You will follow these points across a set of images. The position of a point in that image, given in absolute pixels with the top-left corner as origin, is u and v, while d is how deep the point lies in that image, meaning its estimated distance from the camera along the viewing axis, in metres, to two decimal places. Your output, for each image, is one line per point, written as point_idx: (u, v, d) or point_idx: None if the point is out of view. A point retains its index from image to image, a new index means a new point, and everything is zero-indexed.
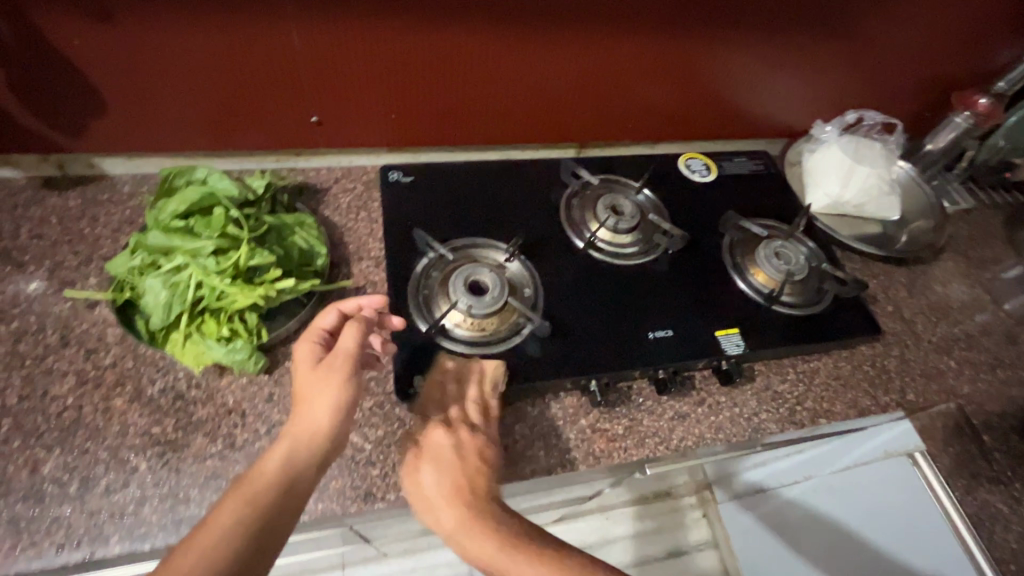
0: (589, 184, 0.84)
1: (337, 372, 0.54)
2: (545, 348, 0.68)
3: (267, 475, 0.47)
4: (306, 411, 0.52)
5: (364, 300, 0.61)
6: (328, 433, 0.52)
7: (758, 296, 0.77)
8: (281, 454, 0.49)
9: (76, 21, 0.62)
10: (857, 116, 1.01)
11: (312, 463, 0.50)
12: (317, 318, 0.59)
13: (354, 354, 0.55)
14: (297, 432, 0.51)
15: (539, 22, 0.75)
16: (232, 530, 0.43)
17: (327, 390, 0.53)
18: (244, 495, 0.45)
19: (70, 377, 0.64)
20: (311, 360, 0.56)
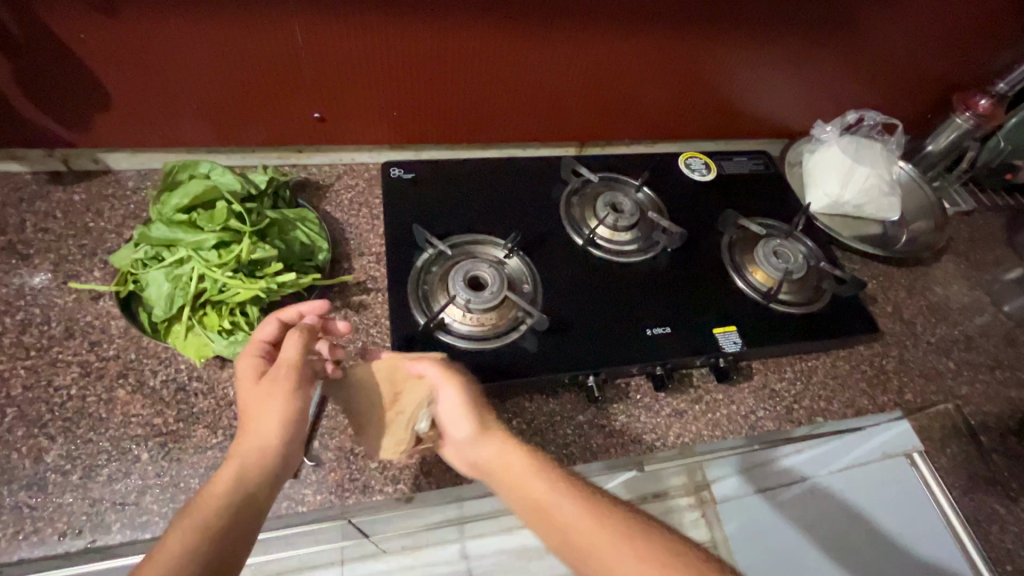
0: (589, 182, 0.84)
1: (280, 383, 0.53)
2: (543, 344, 0.69)
3: (213, 497, 0.46)
4: (251, 427, 0.51)
5: (303, 306, 0.62)
6: (278, 448, 0.51)
7: (756, 295, 0.77)
8: (229, 476, 0.48)
9: (82, 15, 0.63)
10: (858, 116, 1.00)
11: (264, 478, 0.49)
12: (256, 331, 0.59)
13: (298, 362, 0.55)
14: (245, 450, 0.50)
15: (539, 21, 0.75)
16: (186, 553, 0.42)
17: (273, 403, 0.52)
18: (191, 521, 0.44)
19: (74, 368, 0.65)
20: (254, 375, 0.55)
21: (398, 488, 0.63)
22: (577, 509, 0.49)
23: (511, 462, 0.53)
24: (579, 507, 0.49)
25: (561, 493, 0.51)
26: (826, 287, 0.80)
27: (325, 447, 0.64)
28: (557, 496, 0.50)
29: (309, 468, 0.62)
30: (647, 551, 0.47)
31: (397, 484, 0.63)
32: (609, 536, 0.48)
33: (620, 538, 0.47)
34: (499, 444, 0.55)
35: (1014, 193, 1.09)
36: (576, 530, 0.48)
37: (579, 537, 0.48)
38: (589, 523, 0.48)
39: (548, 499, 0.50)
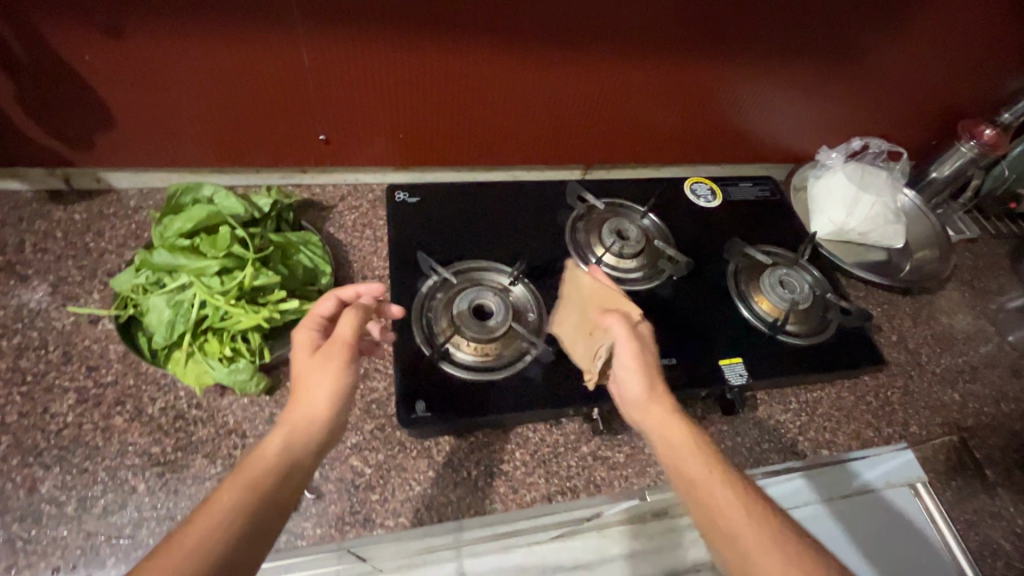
0: (595, 208, 0.84)
1: (334, 359, 0.54)
2: (548, 375, 0.68)
3: (264, 460, 0.48)
4: (303, 398, 0.52)
5: (363, 287, 0.61)
6: (326, 418, 0.52)
7: (763, 325, 0.77)
8: (279, 443, 0.49)
9: (87, 37, 0.62)
10: (863, 143, 1.00)
11: (308, 450, 0.50)
12: (314, 306, 0.59)
13: (353, 342, 0.56)
14: (295, 420, 0.51)
15: (548, 46, 0.75)
16: (234, 511, 0.43)
17: (325, 378, 0.53)
18: (244, 480, 0.46)
19: (70, 395, 0.64)
20: (308, 348, 0.56)
21: (399, 521, 0.62)
22: (730, 493, 0.47)
23: (675, 435, 0.52)
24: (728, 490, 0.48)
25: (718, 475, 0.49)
26: (832, 317, 0.79)
27: (326, 478, 0.63)
28: (715, 474, 0.49)
29: (310, 500, 0.61)
30: (781, 545, 0.44)
31: (398, 517, 0.62)
32: (752, 520, 0.46)
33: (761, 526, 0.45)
34: (670, 415, 0.54)
35: (1017, 221, 1.09)
36: (720, 509, 0.47)
37: (730, 518, 0.46)
38: (736, 505, 0.47)
39: (703, 475, 0.49)
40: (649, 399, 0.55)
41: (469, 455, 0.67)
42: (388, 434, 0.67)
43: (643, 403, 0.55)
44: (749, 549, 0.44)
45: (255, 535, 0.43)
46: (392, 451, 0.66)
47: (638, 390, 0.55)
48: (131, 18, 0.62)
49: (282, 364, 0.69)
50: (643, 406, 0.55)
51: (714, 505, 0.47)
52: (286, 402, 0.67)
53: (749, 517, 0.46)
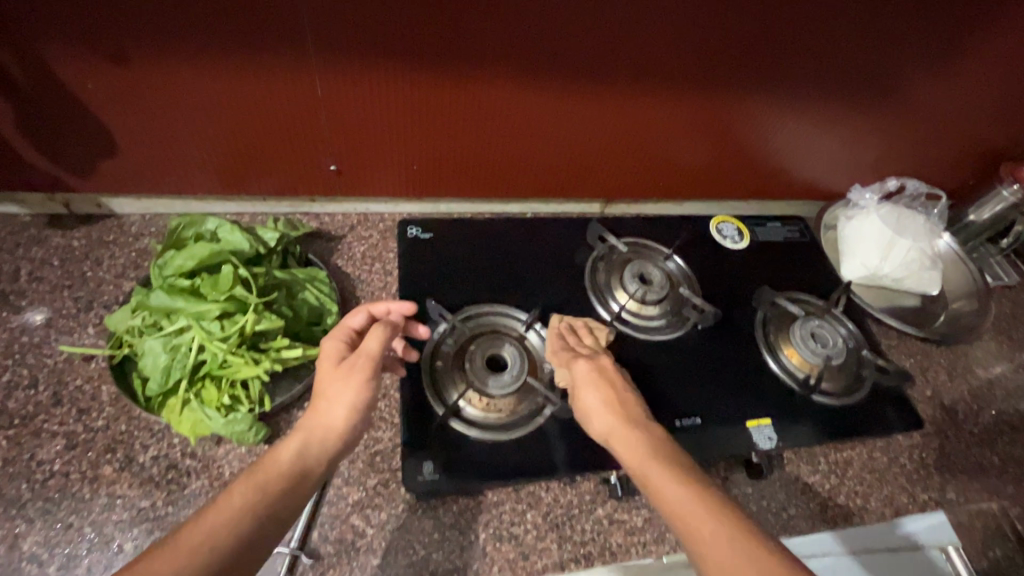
0: (616, 249, 0.79)
1: (359, 371, 0.55)
2: (563, 433, 0.64)
3: (279, 463, 0.49)
4: (323, 406, 0.53)
5: (393, 305, 0.62)
6: (342, 430, 0.53)
7: (791, 381, 0.72)
8: (295, 447, 0.50)
9: (91, 64, 0.59)
10: (899, 184, 0.95)
11: (321, 457, 0.51)
12: (346, 318, 0.60)
13: (377, 355, 0.56)
14: (313, 426, 0.52)
15: (573, 78, 0.71)
16: (243, 513, 0.44)
17: (347, 388, 0.54)
18: (257, 480, 0.47)
19: (58, 440, 0.61)
20: (335, 358, 0.57)
21: None
22: (691, 500, 0.46)
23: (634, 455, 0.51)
24: (689, 495, 0.46)
25: (678, 483, 0.47)
26: (866, 374, 0.74)
27: (324, 539, 0.59)
28: (673, 485, 0.47)
29: (306, 565, 0.58)
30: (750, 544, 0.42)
31: None
32: (716, 523, 0.44)
33: (731, 528, 0.44)
34: (628, 439, 0.53)
35: None
36: (683, 516, 0.45)
37: (696, 526, 0.44)
38: (700, 509, 0.45)
39: (664, 487, 0.48)
40: (612, 429, 0.55)
41: (476, 517, 0.62)
42: (391, 490, 0.63)
43: (606, 436, 0.55)
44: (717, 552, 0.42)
45: (254, 539, 0.43)
46: (395, 509, 0.62)
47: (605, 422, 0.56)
48: (137, 45, 0.58)
49: (283, 410, 0.66)
50: (609, 438, 0.55)
51: (677, 513, 0.46)
52: None
53: (718, 517, 0.44)
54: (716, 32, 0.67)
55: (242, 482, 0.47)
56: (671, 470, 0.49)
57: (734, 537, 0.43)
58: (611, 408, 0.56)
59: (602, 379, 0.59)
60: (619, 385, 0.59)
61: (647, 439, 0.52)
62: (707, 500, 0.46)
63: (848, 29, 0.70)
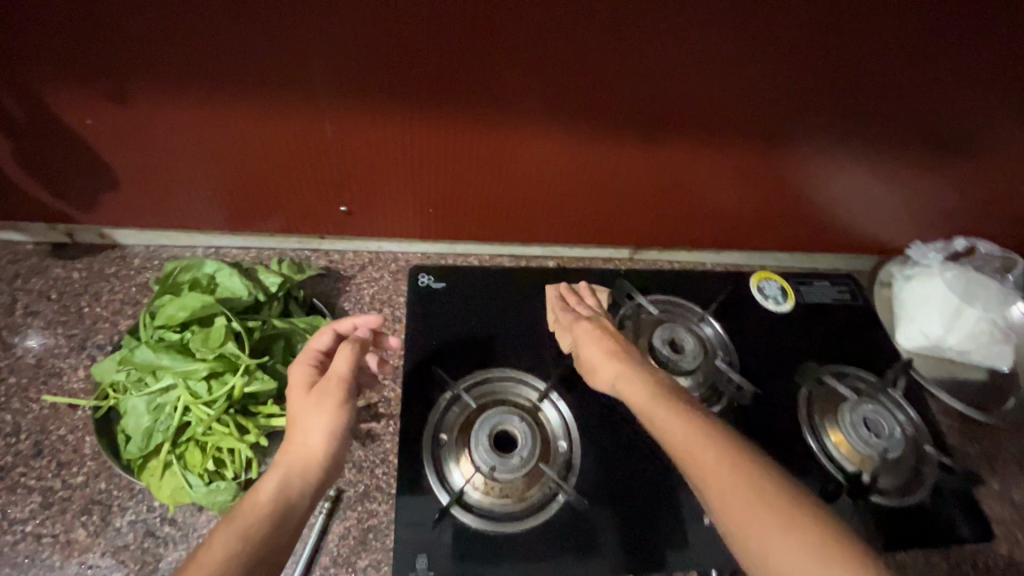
0: (645, 310, 0.71)
1: (330, 395, 0.52)
2: (575, 526, 0.57)
3: (259, 502, 0.44)
4: (297, 436, 0.49)
5: (359, 319, 0.59)
6: (324, 459, 0.49)
7: (841, 475, 0.63)
8: (274, 484, 0.46)
9: (87, 99, 0.56)
10: (968, 245, 0.85)
11: (305, 492, 0.47)
12: (311, 341, 0.57)
13: (348, 376, 0.53)
14: (292, 459, 0.48)
15: (604, 122, 0.64)
16: (227, 562, 0.39)
17: (321, 414, 0.50)
18: (237, 527, 0.42)
19: (34, 497, 0.57)
20: (305, 384, 0.53)
21: None
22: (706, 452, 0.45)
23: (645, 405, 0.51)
24: (696, 434, 0.46)
25: (685, 426, 0.47)
26: (927, 472, 0.65)
27: None
28: (685, 434, 0.46)
29: None
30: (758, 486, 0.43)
31: None
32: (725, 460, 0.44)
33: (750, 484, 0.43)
34: (633, 381, 0.53)
35: None
36: (693, 457, 0.45)
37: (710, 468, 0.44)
38: (708, 451, 0.45)
39: (672, 430, 0.47)
40: (618, 374, 0.55)
41: None
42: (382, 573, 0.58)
43: (612, 381, 0.55)
44: (730, 491, 0.43)
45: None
46: None
47: (609, 374, 0.56)
48: (137, 85, 0.55)
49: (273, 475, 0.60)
50: (614, 383, 0.55)
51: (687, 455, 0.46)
52: None
53: (726, 458, 0.44)
54: (769, 83, 0.60)
55: (220, 531, 0.42)
56: (678, 414, 0.48)
57: (744, 479, 0.43)
58: (613, 356, 0.57)
59: (603, 333, 0.60)
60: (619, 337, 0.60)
61: (648, 382, 0.52)
62: (716, 443, 0.45)
63: (925, 84, 0.61)
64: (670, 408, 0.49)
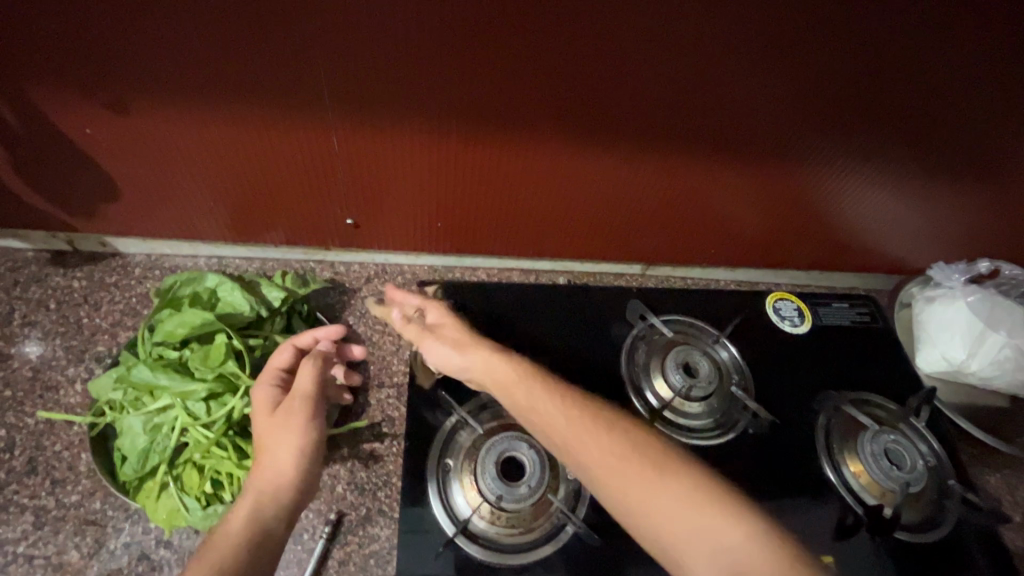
0: (658, 332, 0.69)
1: (296, 415, 0.51)
2: (584, 557, 0.54)
3: (230, 535, 0.43)
4: (266, 459, 0.48)
5: (320, 332, 0.61)
6: (295, 481, 0.48)
7: (860, 509, 0.61)
8: (245, 514, 0.45)
9: (88, 110, 0.54)
10: (993, 267, 0.81)
11: (278, 517, 0.46)
12: (271, 359, 0.56)
13: (312, 393, 0.53)
14: (260, 486, 0.47)
15: (619, 138, 0.62)
16: None
17: (289, 435, 0.50)
18: (213, 556, 0.41)
19: (27, 516, 0.55)
20: (269, 406, 0.52)
21: None
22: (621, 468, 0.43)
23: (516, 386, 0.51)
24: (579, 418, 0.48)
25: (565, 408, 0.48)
26: (951, 507, 0.62)
27: None
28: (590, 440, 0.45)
29: None
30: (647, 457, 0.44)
31: None
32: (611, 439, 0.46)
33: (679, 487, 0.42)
34: (503, 362, 0.53)
35: None
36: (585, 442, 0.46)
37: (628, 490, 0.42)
38: (600, 435, 0.46)
39: (558, 418, 0.48)
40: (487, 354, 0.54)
41: None
42: None
43: (484, 361, 0.54)
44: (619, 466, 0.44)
45: None
46: None
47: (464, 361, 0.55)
48: (137, 97, 0.53)
49: None
50: (483, 369, 0.54)
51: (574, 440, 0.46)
52: None
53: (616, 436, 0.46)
54: (787, 103, 0.58)
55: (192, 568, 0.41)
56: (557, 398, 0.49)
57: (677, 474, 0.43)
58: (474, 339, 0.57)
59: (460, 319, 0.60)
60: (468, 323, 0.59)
61: (511, 362, 0.53)
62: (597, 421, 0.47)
63: (954, 104, 0.59)
64: (546, 392, 0.50)
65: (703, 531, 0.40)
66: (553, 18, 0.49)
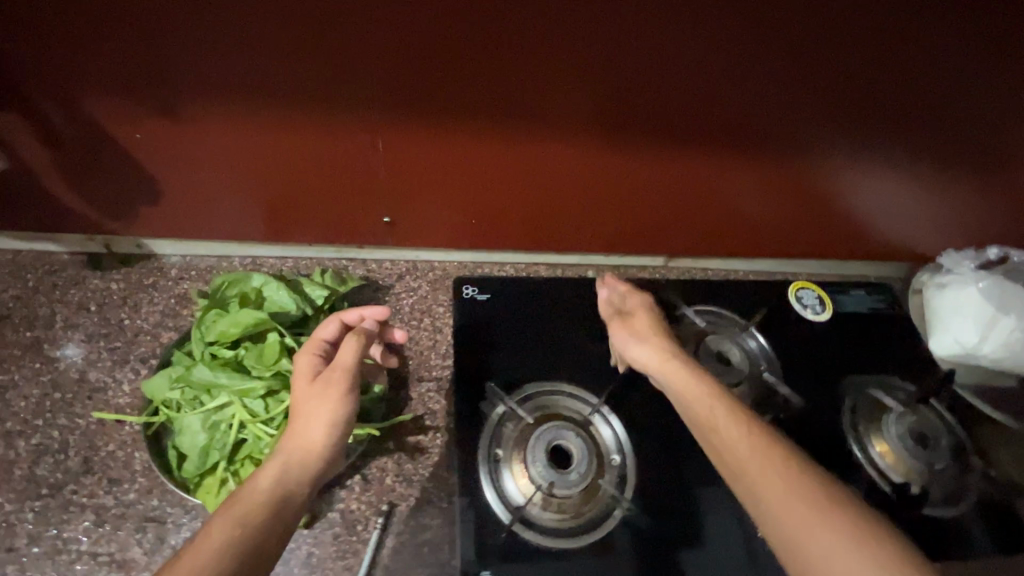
0: (689, 322, 0.72)
1: (334, 385, 0.52)
2: (631, 540, 0.56)
3: (259, 490, 0.43)
4: (299, 427, 0.49)
5: (366, 311, 0.63)
6: (323, 453, 0.48)
7: (888, 487, 0.64)
8: (273, 474, 0.45)
9: (138, 112, 0.55)
10: (1001, 254, 0.84)
11: (303, 482, 0.46)
12: (318, 330, 0.58)
13: (352, 368, 0.53)
14: (291, 449, 0.47)
15: (653, 134, 0.64)
16: (226, 551, 0.38)
17: (323, 404, 0.50)
18: (238, 514, 0.41)
19: (87, 515, 0.56)
20: (309, 374, 0.53)
21: None
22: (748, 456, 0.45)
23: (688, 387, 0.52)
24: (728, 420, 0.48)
25: (730, 412, 0.48)
26: (969, 482, 0.66)
27: None
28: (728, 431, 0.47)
29: None
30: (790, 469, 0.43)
31: None
32: (750, 444, 0.45)
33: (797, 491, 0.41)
34: (682, 365, 0.54)
35: None
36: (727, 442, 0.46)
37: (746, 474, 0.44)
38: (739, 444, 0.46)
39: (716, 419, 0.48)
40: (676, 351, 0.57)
41: None
42: None
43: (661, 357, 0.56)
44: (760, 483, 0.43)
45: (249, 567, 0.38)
46: None
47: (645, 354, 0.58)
48: (187, 98, 0.54)
49: (325, 489, 0.61)
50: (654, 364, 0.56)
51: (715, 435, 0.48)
52: (327, 538, 0.59)
53: (753, 442, 0.45)
54: (815, 93, 0.60)
55: (220, 516, 0.41)
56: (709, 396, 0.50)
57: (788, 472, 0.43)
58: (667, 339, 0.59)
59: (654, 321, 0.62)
60: (662, 328, 0.61)
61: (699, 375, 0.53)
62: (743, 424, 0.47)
63: (974, 90, 0.61)
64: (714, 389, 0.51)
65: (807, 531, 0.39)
66: (589, 10, 0.50)
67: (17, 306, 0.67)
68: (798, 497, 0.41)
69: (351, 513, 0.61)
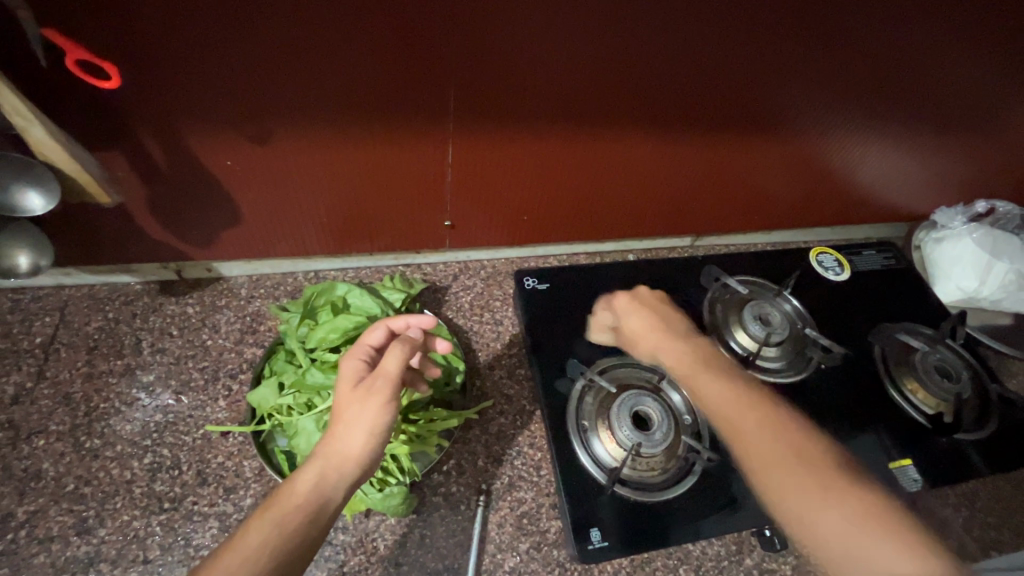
0: (731, 290, 0.79)
1: (376, 394, 0.49)
2: (711, 488, 0.63)
3: (296, 496, 0.44)
4: (339, 430, 0.47)
5: (413, 318, 0.59)
6: (362, 461, 0.47)
7: (922, 418, 0.73)
8: (312, 479, 0.45)
9: (229, 143, 0.59)
10: (988, 206, 0.93)
11: (342, 490, 0.45)
12: (364, 334, 0.56)
13: (396, 377, 0.50)
14: (329, 454, 0.46)
15: (690, 125, 0.70)
16: (262, 553, 0.39)
17: (366, 411, 0.48)
18: (275, 518, 0.42)
19: (212, 522, 0.60)
20: (354, 378, 0.51)
21: None
22: (741, 409, 0.50)
23: (678, 359, 0.58)
24: (731, 393, 0.52)
25: (719, 376, 0.54)
26: (992, 411, 0.74)
27: None
28: (718, 388, 0.53)
29: None
30: (789, 436, 0.48)
31: None
32: (735, 399, 0.52)
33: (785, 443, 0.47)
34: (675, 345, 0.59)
35: None
36: (720, 404, 0.52)
37: (740, 423, 0.50)
38: (735, 401, 0.51)
39: (707, 389, 0.54)
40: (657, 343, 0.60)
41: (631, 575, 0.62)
42: (545, 553, 0.63)
43: (651, 352, 0.61)
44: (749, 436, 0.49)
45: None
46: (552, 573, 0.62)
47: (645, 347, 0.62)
48: (278, 125, 0.58)
49: (425, 476, 0.66)
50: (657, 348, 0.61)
51: (712, 405, 0.52)
52: (434, 520, 0.64)
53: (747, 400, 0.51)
54: (831, 77, 0.67)
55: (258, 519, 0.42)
56: (711, 375, 0.54)
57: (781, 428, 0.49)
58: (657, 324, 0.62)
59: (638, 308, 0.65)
60: (658, 306, 0.65)
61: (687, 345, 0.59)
62: (743, 395, 0.52)
63: (967, 66, 0.68)
64: (717, 371, 0.55)
65: (799, 479, 0.45)
66: (637, 21, 0.56)
67: (102, 337, 0.70)
68: (781, 449, 0.47)
69: (452, 495, 0.66)
